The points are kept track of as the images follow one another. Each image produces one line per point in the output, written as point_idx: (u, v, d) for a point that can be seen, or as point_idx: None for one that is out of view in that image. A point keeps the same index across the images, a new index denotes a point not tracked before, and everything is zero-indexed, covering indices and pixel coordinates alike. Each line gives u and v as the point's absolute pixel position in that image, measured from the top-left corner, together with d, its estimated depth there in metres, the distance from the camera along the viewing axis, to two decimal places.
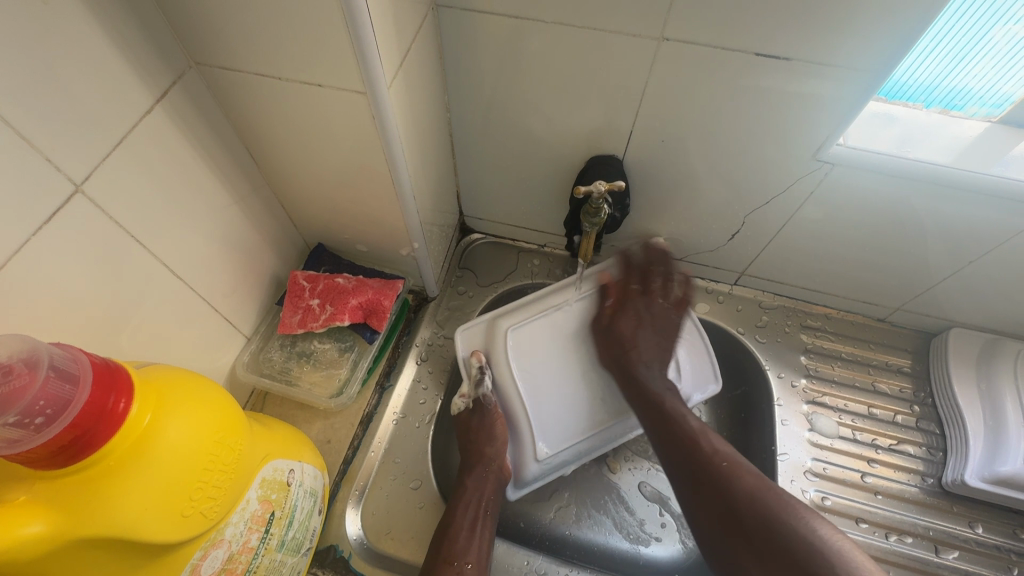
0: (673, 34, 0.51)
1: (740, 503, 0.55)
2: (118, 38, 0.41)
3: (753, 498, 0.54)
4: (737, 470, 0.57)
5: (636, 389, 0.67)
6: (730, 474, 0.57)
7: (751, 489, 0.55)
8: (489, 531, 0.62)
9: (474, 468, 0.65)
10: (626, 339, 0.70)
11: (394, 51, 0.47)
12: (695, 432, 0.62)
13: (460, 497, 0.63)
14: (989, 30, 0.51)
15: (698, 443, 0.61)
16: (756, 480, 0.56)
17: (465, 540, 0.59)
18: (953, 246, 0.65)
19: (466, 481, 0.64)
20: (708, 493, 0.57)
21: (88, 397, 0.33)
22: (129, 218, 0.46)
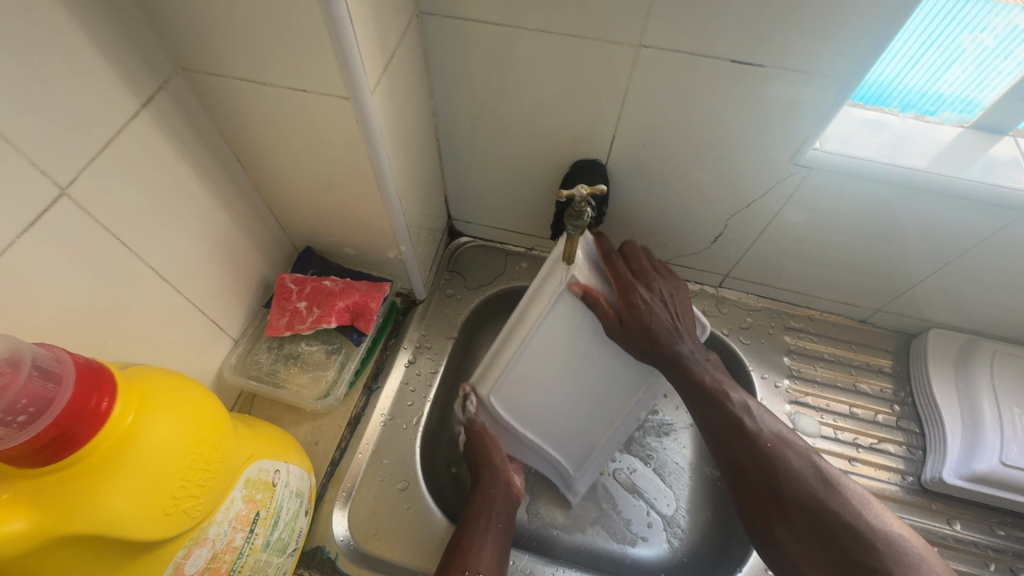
0: (651, 42, 0.52)
1: (783, 484, 0.52)
2: (103, 44, 0.42)
3: (803, 483, 0.51)
4: (780, 451, 0.54)
5: (684, 380, 0.59)
6: (776, 455, 0.53)
7: (800, 473, 0.52)
8: (501, 543, 0.61)
9: (487, 483, 0.66)
10: (653, 330, 0.58)
11: (377, 57, 0.48)
12: (736, 409, 0.57)
13: (473, 510, 0.63)
14: (958, 37, 0.52)
15: (739, 422, 0.56)
16: (805, 466, 0.53)
17: (476, 551, 0.58)
18: (929, 248, 0.66)
19: (475, 496, 0.65)
20: (745, 466, 0.54)
21: (71, 397, 0.33)
22: (115, 220, 0.47)
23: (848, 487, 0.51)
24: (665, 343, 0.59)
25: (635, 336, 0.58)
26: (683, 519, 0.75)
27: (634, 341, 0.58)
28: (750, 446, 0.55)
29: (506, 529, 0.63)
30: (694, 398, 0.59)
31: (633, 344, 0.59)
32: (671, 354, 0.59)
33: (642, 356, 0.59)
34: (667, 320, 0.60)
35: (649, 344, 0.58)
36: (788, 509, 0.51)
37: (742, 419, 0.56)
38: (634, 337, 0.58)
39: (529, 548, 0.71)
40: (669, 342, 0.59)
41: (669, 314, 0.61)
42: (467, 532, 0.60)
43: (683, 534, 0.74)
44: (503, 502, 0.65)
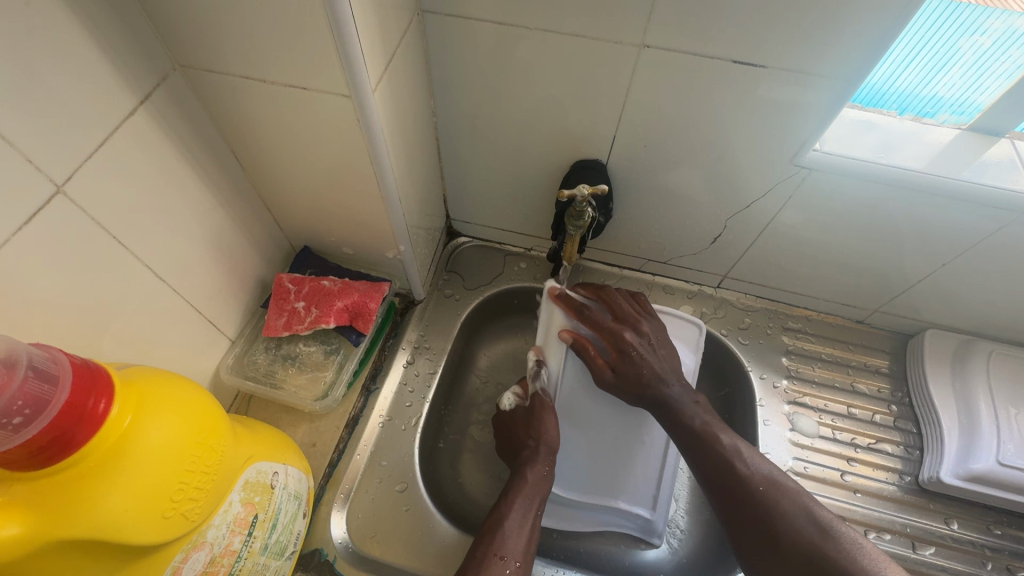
0: (654, 41, 0.52)
1: (779, 528, 0.52)
2: (101, 39, 0.41)
3: (799, 530, 0.51)
4: (773, 495, 0.54)
5: (673, 420, 0.63)
6: (771, 500, 0.54)
7: (794, 516, 0.52)
8: (534, 533, 0.60)
9: (536, 460, 0.65)
10: (638, 376, 0.65)
11: (379, 55, 0.48)
12: (729, 452, 0.59)
13: (517, 492, 0.62)
14: (956, 42, 0.53)
15: (731, 466, 0.57)
16: (798, 510, 0.53)
17: (513, 536, 0.58)
18: (927, 249, 0.66)
19: (524, 474, 0.64)
20: (742, 512, 0.55)
21: (68, 398, 0.32)
22: (111, 219, 0.46)
23: (844, 532, 0.51)
24: (654, 388, 0.65)
25: (626, 380, 0.66)
26: (682, 520, 0.75)
27: (626, 385, 0.66)
28: (745, 493, 0.55)
29: (541, 514, 0.63)
30: (685, 436, 0.62)
31: (624, 387, 0.66)
32: (660, 398, 0.64)
33: (634, 398, 0.66)
34: (658, 366, 0.66)
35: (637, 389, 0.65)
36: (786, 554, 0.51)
37: (734, 464, 0.58)
38: (623, 381, 0.66)
39: None
40: (660, 387, 0.65)
41: (662, 360, 0.67)
42: (506, 517, 0.60)
43: (682, 536, 0.74)
44: (541, 486, 0.64)
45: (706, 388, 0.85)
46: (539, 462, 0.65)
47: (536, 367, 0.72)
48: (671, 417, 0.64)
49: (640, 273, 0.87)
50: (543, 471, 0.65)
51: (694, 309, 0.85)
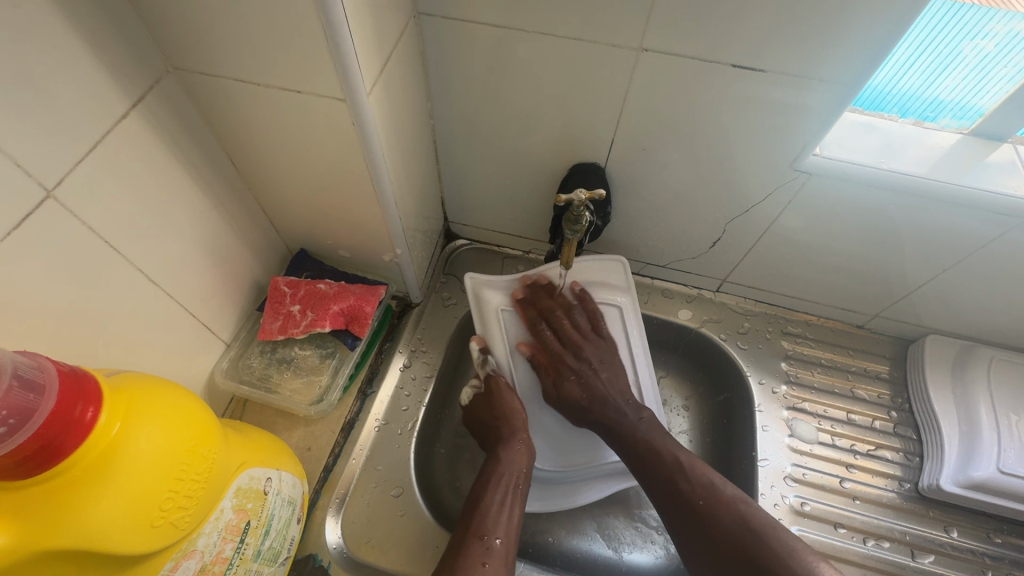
0: (652, 45, 0.52)
1: (721, 540, 0.56)
2: (93, 41, 0.41)
3: (735, 538, 0.55)
4: (714, 508, 0.57)
5: (613, 437, 0.67)
6: (710, 513, 0.57)
7: (734, 531, 0.55)
8: (519, 506, 0.61)
9: (510, 441, 0.66)
10: (580, 403, 0.69)
11: (374, 58, 0.47)
12: (672, 469, 0.61)
13: (494, 470, 0.63)
14: (958, 46, 0.52)
15: (675, 483, 0.60)
16: (738, 524, 0.56)
17: (495, 514, 0.59)
18: (929, 254, 0.66)
19: (499, 455, 0.64)
20: (689, 526, 0.58)
21: (54, 407, 0.32)
22: (103, 222, 0.46)
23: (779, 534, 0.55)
24: (593, 413, 0.69)
25: (568, 406, 0.71)
26: None
27: (569, 410, 0.71)
28: (688, 509, 0.59)
29: (524, 492, 0.63)
30: (621, 444, 0.66)
31: (568, 407, 0.71)
32: (603, 418, 0.68)
33: (577, 418, 0.71)
34: (600, 390, 0.70)
35: (580, 409, 0.70)
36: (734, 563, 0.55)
37: (677, 481, 0.60)
38: (566, 407, 0.71)
39: (524, 554, 0.70)
40: (599, 413, 0.68)
41: (604, 383, 0.70)
42: (485, 496, 0.60)
43: None
44: (524, 462, 0.65)
45: (705, 393, 0.84)
46: (518, 440, 0.66)
47: (481, 355, 0.73)
48: (611, 436, 0.67)
49: (639, 277, 0.86)
50: (525, 450, 0.66)
51: (693, 313, 0.84)
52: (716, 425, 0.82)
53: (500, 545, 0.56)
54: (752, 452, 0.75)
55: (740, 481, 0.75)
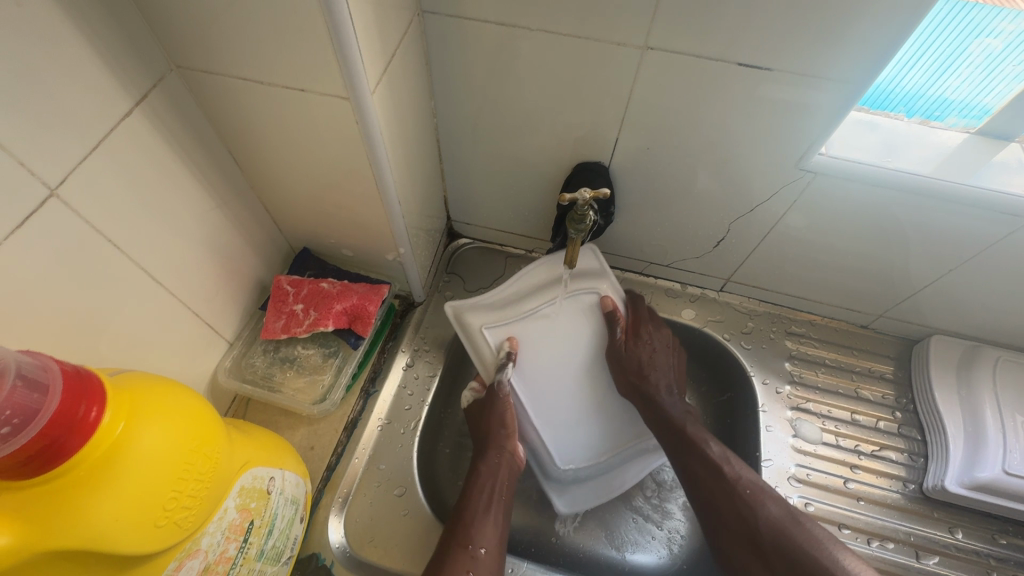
0: (657, 43, 0.51)
1: (761, 530, 0.56)
2: (96, 39, 0.41)
3: (776, 527, 0.56)
4: (758, 497, 0.59)
5: (655, 416, 0.69)
6: (755, 501, 0.58)
7: (773, 522, 0.56)
8: (502, 515, 0.62)
9: (488, 453, 0.67)
10: (642, 366, 0.70)
11: (378, 56, 0.47)
12: (717, 458, 0.63)
13: (473, 483, 0.64)
14: (966, 43, 0.52)
15: (720, 469, 0.62)
16: (781, 512, 0.57)
17: (478, 523, 0.59)
18: (935, 254, 0.65)
19: (478, 467, 0.66)
20: (729, 514, 0.59)
21: (58, 406, 0.32)
22: (105, 221, 0.46)
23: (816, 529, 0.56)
24: (644, 385, 0.70)
25: (627, 363, 0.71)
26: (681, 527, 0.74)
27: (623, 368, 0.71)
28: (725, 497, 0.60)
29: (506, 503, 0.64)
30: (664, 430, 0.68)
31: (621, 371, 0.71)
32: (651, 394, 0.70)
33: (624, 386, 0.72)
34: (655, 364, 0.71)
35: (633, 378, 0.70)
36: (766, 552, 0.55)
37: (723, 469, 0.62)
38: (623, 367, 0.71)
39: (527, 554, 0.70)
40: (651, 385, 0.70)
41: (662, 364, 0.72)
42: (467, 508, 0.61)
43: (683, 540, 0.73)
44: (506, 472, 0.66)
45: (708, 392, 0.85)
46: (505, 451, 0.67)
47: (506, 358, 0.71)
48: (655, 412, 0.69)
49: (642, 276, 0.86)
50: (508, 462, 0.67)
51: (696, 312, 0.84)
52: (721, 424, 0.82)
53: (486, 554, 0.57)
54: (756, 452, 0.75)
55: None
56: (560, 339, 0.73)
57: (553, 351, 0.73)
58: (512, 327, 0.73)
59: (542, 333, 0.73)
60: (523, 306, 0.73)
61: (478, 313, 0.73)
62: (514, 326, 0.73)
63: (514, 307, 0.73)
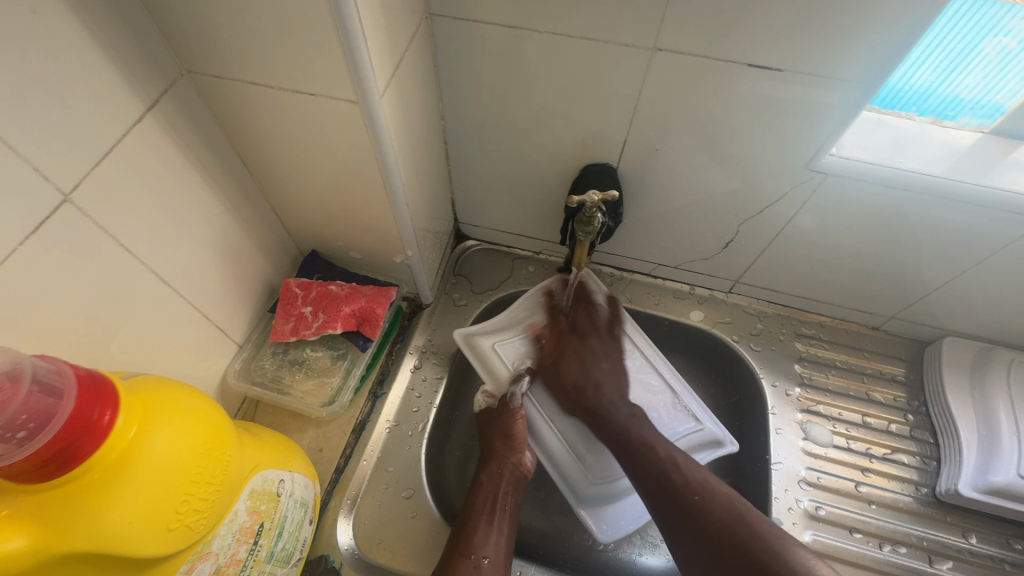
0: (666, 45, 0.51)
1: (715, 535, 0.55)
2: (109, 46, 0.41)
3: (728, 532, 0.54)
4: (707, 502, 0.57)
5: (602, 427, 0.69)
6: (703, 507, 0.57)
7: (724, 524, 0.55)
8: (506, 525, 0.63)
9: (490, 463, 0.67)
10: (574, 383, 0.73)
11: (386, 59, 0.47)
12: (665, 462, 0.62)
13: (476, 494, 0.64)
14: (980, 42, 0.51)
15: (667, 476, 0.60)
16: (729, 516, 0.55)
17: (482, 534, 0.60)
18: (948, 254, 0.65)
19: (481, 477, 0.66)
20: (682, 520, 0.57)
21: (73, 409, 0.32)
22: (118, 226, 0.46)
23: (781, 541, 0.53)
24: (584, 398, 0.71)
25: (563, 387, 0.74)
26: None
27: (563, 392, 0.74)
28: (680, 505, 0.58)
29: (510, 512, 0.64)
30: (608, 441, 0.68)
31: (563, 393, 0.74)
32: (591, 405, 0.71)
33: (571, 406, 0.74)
34: (597, 376, 0.73)
35: (574, 396, 0.73)
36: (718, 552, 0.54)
37: (670, 473, 0.60)
38: (559, 389, 0.74)
39: (536, 557, 0.70)
40: (588, 396, 0.71)
41: (603, 373, 0.73)
42: (473, 519, 0.62)
43: None
44: (509, 480, 0.66)
45: (717, 395, 0.83)
46: (508, 457, 0.67)
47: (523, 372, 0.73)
48: (601, 425, 0.69)
49: (650, 278, 0.85)
50: (511, 471, 0.66)
51: (705, 314, 0.83)
52: (729, 427, 0.81)
53: (489, 564, 0.58)
54: (766, 455, 0.75)
55: (754, 485, 0.74)
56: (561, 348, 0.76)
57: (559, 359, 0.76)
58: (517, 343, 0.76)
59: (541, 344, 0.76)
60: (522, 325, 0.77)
61: (488, 334, 0.75)
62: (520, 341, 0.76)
63: (513, 326, 0.77)
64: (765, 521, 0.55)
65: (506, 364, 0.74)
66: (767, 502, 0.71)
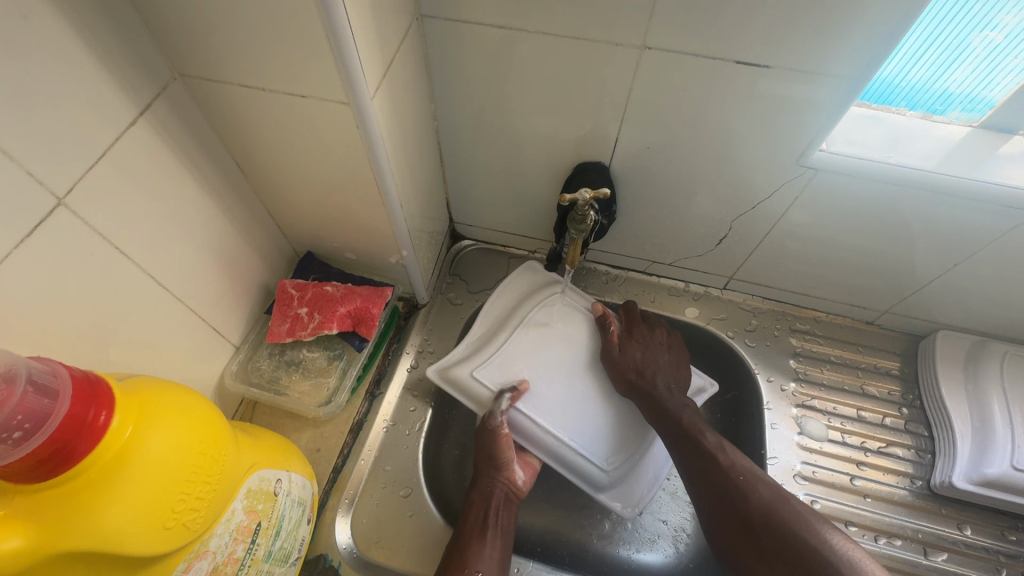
0: (654, 43, 0.51)
1: (754, 514, 0.55)
2: (100, 50, 0.41)
3: (768, 510, 0.55)
4: (752, 483, 0.57)
5: (656, 414, 0.67)
6: (748, 486, 0.57)
7: (765, 504, 0.55)
8: (501, 539, 0.62)
9: (479, 484, 0.67)
10: (638, 364, 0.70)
11: (377, 61, 0.47)
12: (712, 446, 0.62)
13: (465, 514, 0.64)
14: (967, 37, 0.52)
15: (712, 458, 0.61)
16: (772, 495, 0.56)
17: (474, 546, 0.60)
18: (939, 248, 0.65)
19: (471, 496, 0.66)
20: (723, 500, 0.58)
21: (69, 410, 0.33)
22: (113, 229, 0.47)
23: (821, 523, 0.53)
24: (642, 381, 0.69)
25: (622, 365, 0.71)
26: (688, 524, 0.74)
27: (621, 369, 0.71)
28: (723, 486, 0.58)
29: (504, 529, 0.64)
30: (665, 427, 0.66)
31: (619, 372, 0.71)
32: (648, 390, 0.69)
33: (623, 387, 0.71)
34: (655, 363, 0.71)
35: (631, 378, 0.70)
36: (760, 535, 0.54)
37: (716, 455, 0.61)
38: (618, 365, 0.71)
39: (533, 554, 0.71)
40: (648, 379, 0.69)
41: (663, 364, 0.72)
42: (464, 535, 0.61)
43: (689, 539, 0.73)
44: (500, 497, 0.66)
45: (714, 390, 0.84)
46: (499, 475, 0.67)
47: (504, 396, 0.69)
48: (655, 411, 0.67)
49: (645, 275, 0.86)
50: (501, 488, 0.66)
51: (700, 311, 0.84)
52: (726, 422, 0.82)
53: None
54: (761, 450, 0.75)
55: None
56: (542, 348, 0.74)
57: (541, 363, 0.73)
58: (493, 362, 0.72)
59: (517, 353, 0.73)
60: (494, 341, 0.74)
61: (460, 364, 0.72)
62: (495, 357, 0.72)
63: (485, 343, 0.74)
64: (800, 502, 0.55)
65: (484, 386, 0.71)
66: None
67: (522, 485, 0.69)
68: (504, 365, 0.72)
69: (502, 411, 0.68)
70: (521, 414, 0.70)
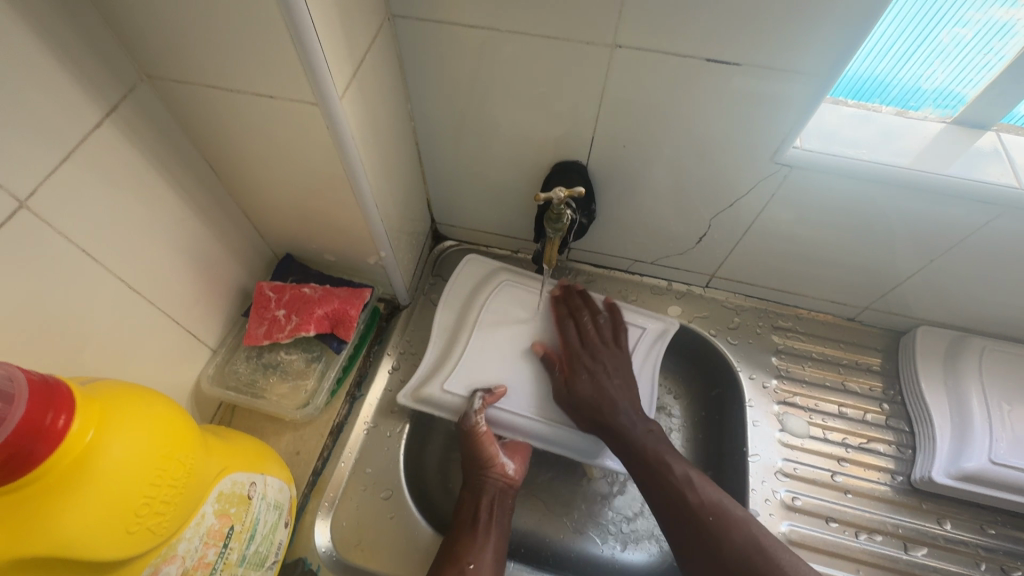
0: (625, 41, 0.52)
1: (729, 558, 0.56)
2: (63, 51, 0.41)
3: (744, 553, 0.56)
4: (723, 523, 0.58)
5: (620, 446, 0.65)
6: (721, 528, 0.58)
7: (748, 541, 0.57)
8: (499, 530, 0.64)
9: (470, 482, 0.67)
10: (596, 402, 0.66)
11: (345, 59, 0.47)
12: (681, 482, 0.61)
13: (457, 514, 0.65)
14: (936, 33, 0.52)
15: (682, 496, 0.61)
16: (745, 540, 0.57)
17: (466, 539, 0.62)
18: (915, 244, 0.65)
19: (465, 494, 0.67)
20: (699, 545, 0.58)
21: (25, 414, 0.32)
22: (82, 232, 0.46)
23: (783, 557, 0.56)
24: (602, 418, 0.66)
25: (581, 406, 0.67)
26: None
27: (578, 411, 0.67)
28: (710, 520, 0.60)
29: (500, 522, 0.65)
30: (630, 460, 0.64)
31: (578, 413, 0.67)
32: (612, 424, 0.65)
33: (586, 425, 0.67)
34: (612, 393, 0.67)
35: (592, 418, 0.66)
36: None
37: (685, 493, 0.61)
38: (577, 408, 0.67)
39: (516, 555, 0.70)
40: (608, 417, 0.66)
41: (617, 391, 0.67)
42: (456, 533, 0.63)
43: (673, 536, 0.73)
44: (492, 491, 0.66)
45: (698, 388, 0.84)
46: (489, 471, 0.67)
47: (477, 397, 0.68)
48: (620, 445, 0.65)
49: (627, 274, 0.86)
50: (493, 484, 0.66)
51: (682, 309, 0.84)
52: (708, 420, 0.82)
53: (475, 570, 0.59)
54: (744, 447, 0.75)
55: (733, 477, 0.74)
56: (511, 346, 0.73)
57: (501, 364, 0.72)
58: (461, 368, 0.71)
59: (482, 358, 0.72)
60: (455, 349, 0.73)
61: (429, 381, 0.70)
62: (463, 363, 0.71)
63: (447, 344, 0.74)
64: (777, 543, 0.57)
65: (456, 393, 0.70)
66: (744, 495, 0.72)
67: (515, 474, 0.69)
68: (474, 369, 0.71)
69: (479, 410, 0.67)
70: (499, 409, 0.69)
